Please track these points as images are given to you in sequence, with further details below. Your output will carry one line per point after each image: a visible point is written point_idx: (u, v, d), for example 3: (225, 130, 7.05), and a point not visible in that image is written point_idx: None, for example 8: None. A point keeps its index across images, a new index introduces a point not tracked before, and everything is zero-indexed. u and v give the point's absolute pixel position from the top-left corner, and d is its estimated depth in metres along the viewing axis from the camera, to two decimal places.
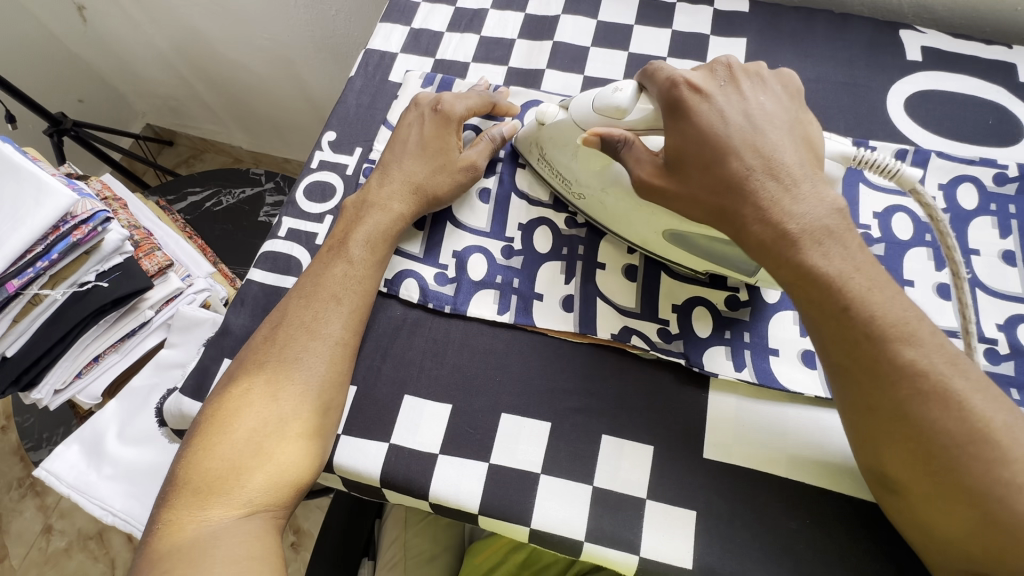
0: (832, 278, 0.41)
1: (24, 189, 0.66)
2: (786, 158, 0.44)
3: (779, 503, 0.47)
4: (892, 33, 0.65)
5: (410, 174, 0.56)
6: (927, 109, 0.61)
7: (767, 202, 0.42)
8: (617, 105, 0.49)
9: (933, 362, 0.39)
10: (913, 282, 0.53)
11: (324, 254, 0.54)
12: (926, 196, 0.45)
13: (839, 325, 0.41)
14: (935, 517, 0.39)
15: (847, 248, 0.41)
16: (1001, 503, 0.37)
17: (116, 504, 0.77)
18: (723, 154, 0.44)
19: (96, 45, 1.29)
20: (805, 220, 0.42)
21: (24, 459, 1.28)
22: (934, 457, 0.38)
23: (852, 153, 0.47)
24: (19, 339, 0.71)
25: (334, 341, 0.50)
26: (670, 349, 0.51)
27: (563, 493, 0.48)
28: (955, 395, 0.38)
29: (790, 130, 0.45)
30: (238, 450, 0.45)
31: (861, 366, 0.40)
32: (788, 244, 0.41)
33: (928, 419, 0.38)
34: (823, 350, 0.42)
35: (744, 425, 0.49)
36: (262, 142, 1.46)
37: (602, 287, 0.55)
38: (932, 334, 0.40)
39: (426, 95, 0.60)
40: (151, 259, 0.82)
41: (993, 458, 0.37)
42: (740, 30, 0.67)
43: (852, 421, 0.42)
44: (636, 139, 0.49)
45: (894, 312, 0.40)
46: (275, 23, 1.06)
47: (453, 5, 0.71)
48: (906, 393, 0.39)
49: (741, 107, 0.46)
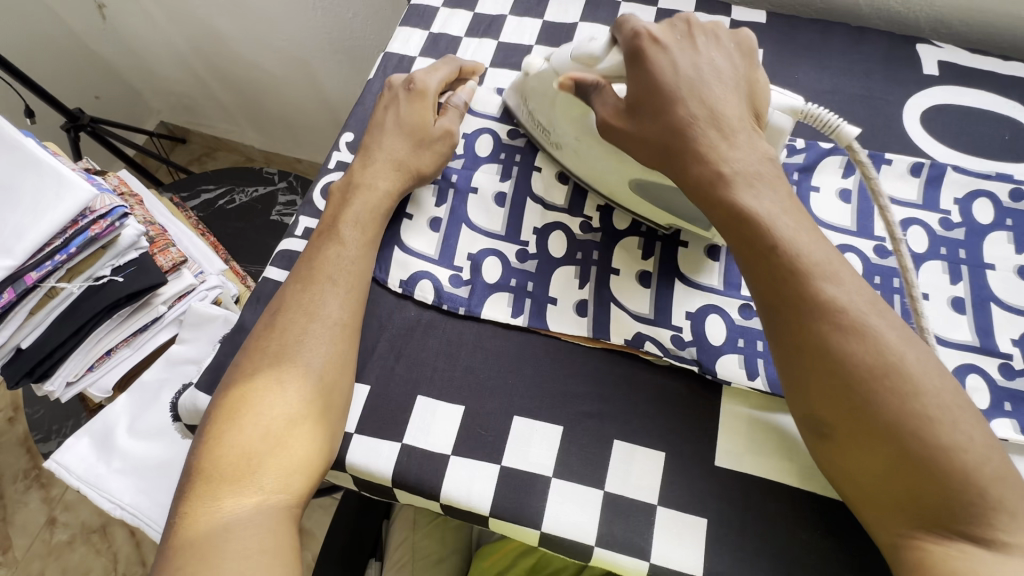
0: (762, 219, 0.44)
1: (44, 182, 0.67)
2: (728, 110, 0.48)
3: (789, 514, 0.47)
4: (909, 47, 0.66)
5: (392, 151, 0.58)
6: (944, 123, 0.61)
7: (706, 146, 0.47)
8: (591, 53, 0.53)
9: (852, 300, 0.42)
10: (927, 295, 0.53)
11: (317, 236, 0.55)
12: (861, 154, 0.50)
13: (770, 263, 0.44)
14: (857, 457, 0.41)
15: (777, 193, 0.46)
16: (914, 437, 0.39)
17: (125, 497, 0.77)
18: (671, 104, 0.48)
19: (115, 43, 1.31)
20: (734, 166, 0.46)
21: (29, 450, 1.29)
22: (853, 390, 0.40)
23: (801, 107, 0.50)
24: (34, 331, 0.72)
25: (335, 323, 0.50)
26: (683, 356, 0.51)
27: (574, 496, 0.48)
28: (870, 330, 0.41)
29: (736, 85, 0.49)
30: (248, 439, 0.46)
31: (789, 304, 0.43)
32: (723, 184, 0.46)
33: (845, 350, 0.41)
34: (756, 292, 0.46)
35: (757, 434, 0.49)
36: (276, 141, 1.47)
37: (616, 291, 0.55)
38: (852, 278, 0.43)
39: (397, 77, 0.62)
40: (165, 255, 0.82)
41: (905, 391, 0.40)
42: (757, 41, 0.67)
43: (782, 360, 0.44)
44: (608, 85, 0.53)
45: (820, 253, 0.44)
46: (293, 25, 1.07)
47: (472, 10, 0.72)
48: (827, 327, 0.41)
49: (693, 60, 0.50)
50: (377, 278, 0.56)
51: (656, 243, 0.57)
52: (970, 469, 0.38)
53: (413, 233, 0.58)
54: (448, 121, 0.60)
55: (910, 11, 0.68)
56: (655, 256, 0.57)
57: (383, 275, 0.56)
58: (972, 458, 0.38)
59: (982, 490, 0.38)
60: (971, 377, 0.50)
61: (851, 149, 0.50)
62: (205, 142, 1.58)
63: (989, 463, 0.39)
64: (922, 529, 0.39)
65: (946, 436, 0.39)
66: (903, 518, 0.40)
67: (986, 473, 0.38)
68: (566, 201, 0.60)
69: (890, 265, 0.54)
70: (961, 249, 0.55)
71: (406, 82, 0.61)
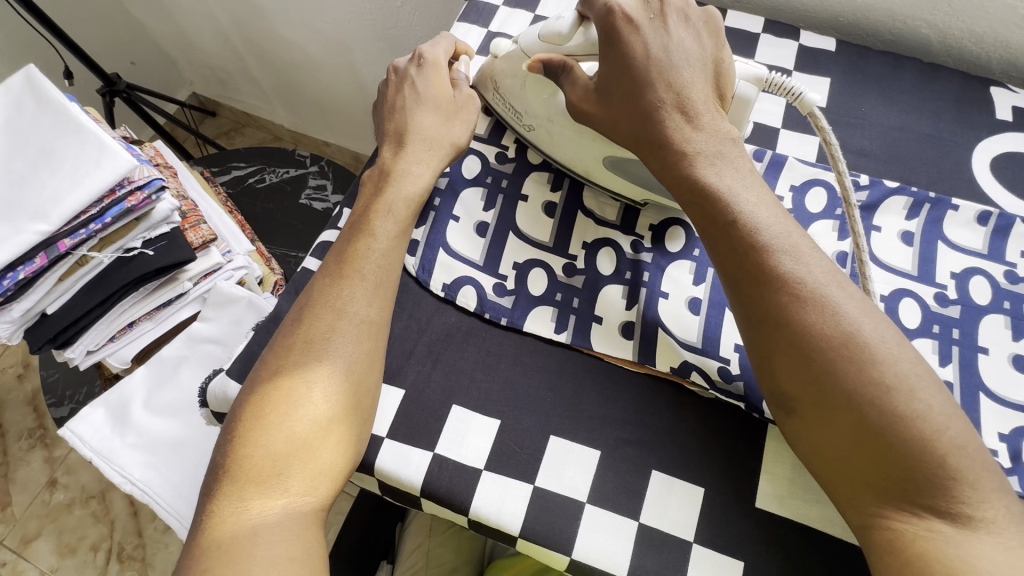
0: (720, 194, 0.44)
1: (86, 150, 0.66)
2: (694, 95, 0.47)
3: (832, 565, 0.45)
4: (983, 89, 0.64)
5: (425, 129, 0.55)
6: (1013, 171, 0.59)
7: (670, 130, 0.47)
8: (558, 31, 0.52)
9: (812, 274, 0.41)
10: (988, 350, 0.51)
11: (347, 230, 0.52)
12: (821, 120, 0.51)
13: (731, 235, 0.43)
14: (823, 433, 0.39)
15: (738, 171, 0.45)
16: (873, 406, 0.37)
17: (136, 473, 0.76)
18: (642, 87, 0.47)
19: (156, 12, 1.29)
20: (696, 147, 0.46)
21: (36, 410, 1.29)
22: (813, 361, 0.39)
23: (764, 76, 0.50)
24: (61, 298, 0.71)
25: (362, 321, 0.48)
26: (730, 391, 0.50)
27: (607, 525, 0.46)
28: (829, 302, 0.40)
29: (702, 68, 0.48)
30: (275, 440, 0.44)
31: (750, 276, 0.42)
32: (685, 161, 0.46)
33: (804, 321, 0.40)
34: (717, 260, 0.45)
35: (804, 480, 0.47)
36: (307, 122, 1.46)
37: (665, 316, 0.53)
38: (812, 252, 0.42)
39: (398, 61, 0.60)
40: (195, 231, 0.80)
41: (864, 360, 0.38)
42: (824, 70, 0.66)
43: (750, 336, 0.43)
44: (578, 67, 0.52)
45: (779, 227, 0.43)
46: (339, 10, 1.05)
47: (533, 12, 0.70)
48: (787, 298, 0.40)
49: (664, 41, 0.48)
50: (420, 279, 0.55)
51: (708, 269, 0.55)
52: (927, 438, 0.36)
53: (459, 236, 0.57)
54: (468, 95, 0.59)
55: (983, 52, 0.66)
56: (706, 282, 0.55)
57: (426, 277, 0.55)
58: (929, 426, 0.37)
59: (940, 460, 0.36)
60: None
61: (813, 115, 0.52)
62: (235, 117, 1.58)
63: (947, 431, 0.37)
64: (887, 504, 0.37)
65: (902, 405, 0.37)
66: (868, 494, 0.38)
67: (943, 442, 0.36)
68: (619, 217, 0.59)
69: (950, 315, 0.52)
70: None
71: (413, 61, 0.59)
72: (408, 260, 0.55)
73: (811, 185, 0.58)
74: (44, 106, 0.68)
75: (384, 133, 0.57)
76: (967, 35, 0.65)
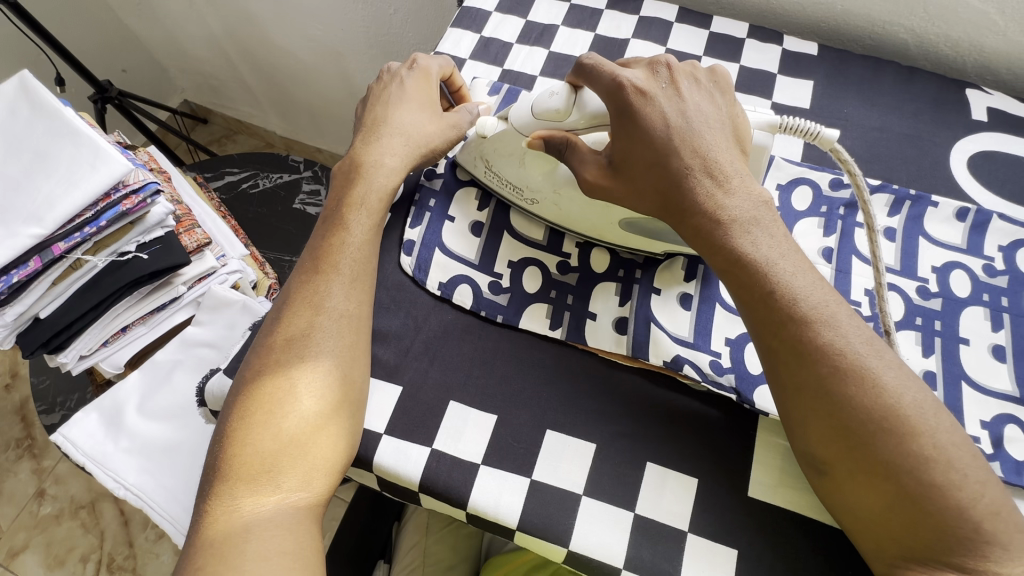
0: (759, 264, 0.44)
1: (81, 153, 0.66)
2: (719, 157, 0.46)
3: (823, 550, 0.46)
4: (959, 91, 0.66)
5: (402, 123, 0.56)
6: (990, 169, 0.61)
7: (703, 197, 0.45)
8: (556, 108, 0.51)
9: (850, 342, 0.41)
10: (968, 340, 0.53)
11: (322, 224, 0.53)
12: (842, 154, 0.51)
13: (767, 308, 0.43)
14: (859, 496, 0.40)
15: (773, 237, 0.45)
16: (910, 474, 0.38)
17: (129, 477, 0.75)
18: (666, 155, 0.46)
19: (148, 20, 1.30)
20: (732, 214, 0.45)
21: (24, 420, 1.27)
22: (852, 432, 0.40)
23: (778, 122, 0.50)
24: (53, 302, 0.71)
25: (341, 314, 0.49)
26: (721, 384, 0.50)
27: (603, 516, 0.47)
28: (870, 374, 0.40)
29: (721, 129, 0.48)
30: (264, 437, 0.44)
31: (785, 345, 0.42)
32: (722, 231, 0.45)
33: (844, 395, 0.40)
34: (755, 333, 0.45)
35: (794, 467, 0.48)
36: (299, 129, 1.47)
37: (658, 311, 0.54)
38: (851, 319, 0.42)
39: (391, 62, 0.61)
40: (190, 235, 0.80)
41: (903, 433, 0.39)
42: (808, 73, 0.68)
43: (783, 400, 0.43)
44: (579, 141, 0.51)
45: (817, 296, 0.43)
46: (334, 19, 1.07)
47: (524, 18, 0.72)
48: (828, 370, 0.40)
49: (680, 108, 0.47)
50: (416, 278, 0.56)
51: (699, 266, 0.56)
52: (964, 505, 0.37)
53: (455, 236, 0.58)
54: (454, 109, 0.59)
55: (960, 56, 0.68)
56: (697, 278, 0.56)
57: (423, 276, 0.56)
58: (965, 494, 0.38)
59: (976, 525, 0.37)
60: (1009, 427, 0.49)
61: (834, 151, 0.51)
62: (227, 124, 1.58)
63: (982, 498, 0.38)
64: (913, 560, 0.39)
65: (941, 474, 0.38)
66: (896, 550, 0.40)
67: (980, 508, 0.38)
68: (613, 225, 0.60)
69: (932, 307, 0.54)
70: (1003, 297, 0.55)
71: (405, 64, 0.60)
72: (404, 259, 0.56)
73: (797, 184, 0.60)
74: (38, 111, 0.68)
75: (362, 123, 0.58)
76: (943, 39, 0.67)
